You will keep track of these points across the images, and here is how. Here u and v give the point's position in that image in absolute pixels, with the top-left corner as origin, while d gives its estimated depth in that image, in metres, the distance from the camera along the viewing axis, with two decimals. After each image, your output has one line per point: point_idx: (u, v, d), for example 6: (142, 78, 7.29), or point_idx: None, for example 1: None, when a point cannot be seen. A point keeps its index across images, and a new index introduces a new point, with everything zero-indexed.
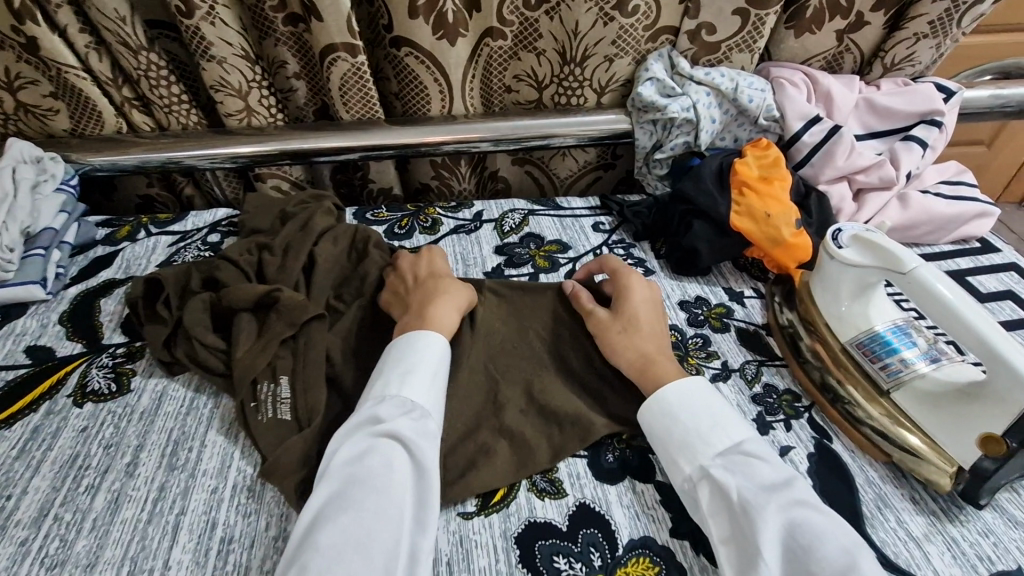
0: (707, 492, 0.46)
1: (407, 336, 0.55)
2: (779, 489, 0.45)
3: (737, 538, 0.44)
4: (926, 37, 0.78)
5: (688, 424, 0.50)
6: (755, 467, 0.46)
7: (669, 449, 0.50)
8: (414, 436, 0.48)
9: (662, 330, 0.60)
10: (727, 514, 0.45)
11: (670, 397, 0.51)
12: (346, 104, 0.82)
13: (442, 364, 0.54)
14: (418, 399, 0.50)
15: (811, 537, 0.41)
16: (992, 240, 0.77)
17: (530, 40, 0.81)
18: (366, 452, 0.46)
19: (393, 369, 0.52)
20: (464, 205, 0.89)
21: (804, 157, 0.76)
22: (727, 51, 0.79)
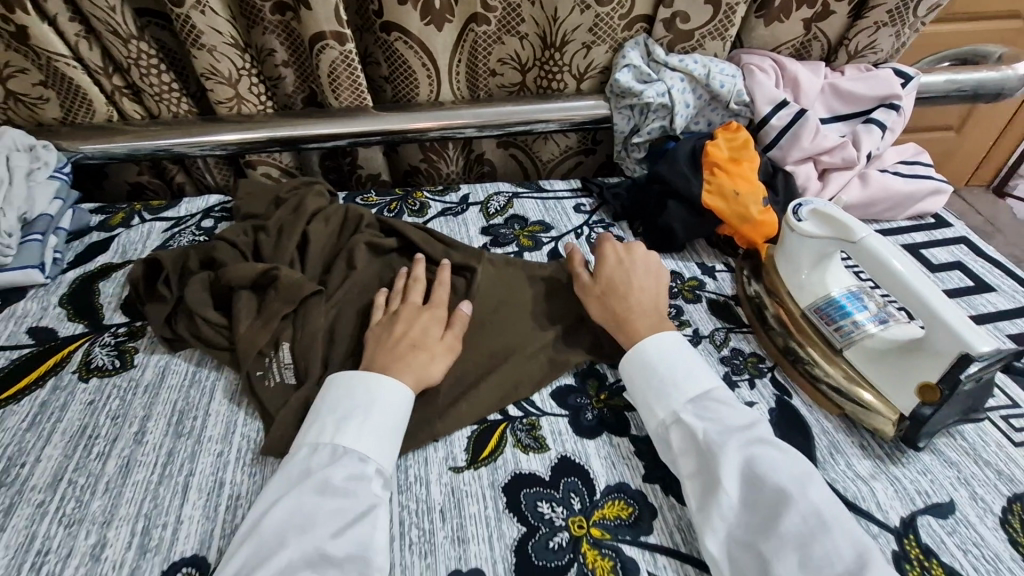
0: (677, 434, 0.52)
1: (346, 377, 0.55)
2: (742, 430, 0.50)
3: (701, 477, 0.49)
4: (884, 25, 0.82)
5: (664, 372, 0.55)
6: (722, 410, 0.52)
7: (646, 396, 0.55)
8: (345, 485, 0.48)
9: (660, 281, 0.66)
10: (695, 453, 0.50)
11: (650, 350, 0.57)
12: (334, 91, 0.85)
13: (386, 403, 0.53)
14: (351, 442, 0.51)
15: (766, 469, 0.47)
16: (946, 216, 0.82)
17: (513, 25, 0.84)
18: (289, 502, 0.46)
19: (328, 415, 0.52)
20: (451, 189, 0.92)
21: (773, 139, 0.80)
22: (700, 39, 0.83)
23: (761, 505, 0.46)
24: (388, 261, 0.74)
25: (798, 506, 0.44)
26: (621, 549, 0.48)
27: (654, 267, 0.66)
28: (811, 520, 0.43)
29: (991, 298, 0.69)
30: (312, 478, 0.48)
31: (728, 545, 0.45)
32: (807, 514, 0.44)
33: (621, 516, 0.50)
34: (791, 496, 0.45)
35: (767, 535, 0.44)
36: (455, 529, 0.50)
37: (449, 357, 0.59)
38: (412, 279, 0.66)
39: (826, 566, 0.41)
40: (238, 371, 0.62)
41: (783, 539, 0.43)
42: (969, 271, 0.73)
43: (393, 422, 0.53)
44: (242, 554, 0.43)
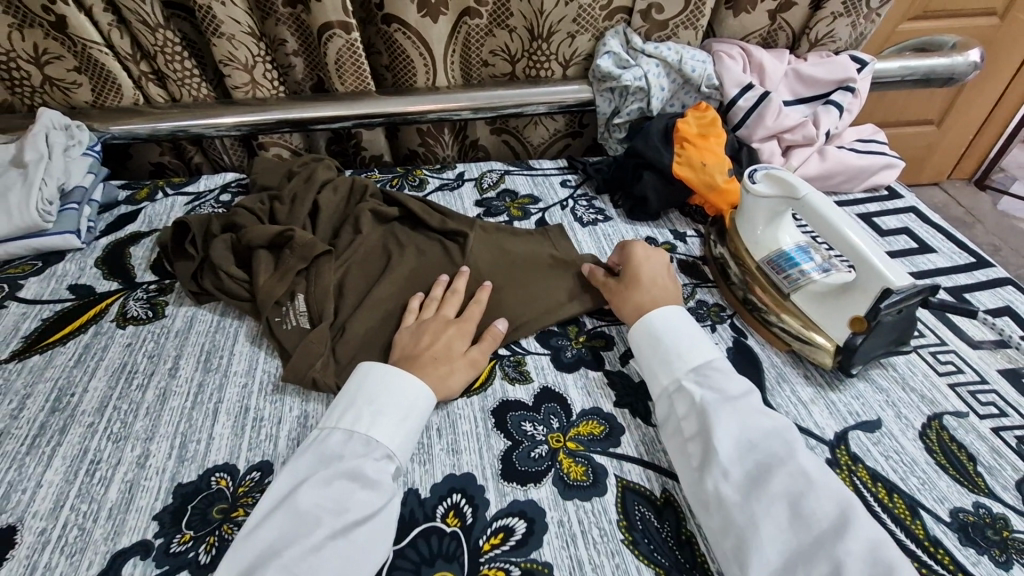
0: (680, 399, 0.56)
1: (385, 372, 0.57)
2: (737, 399, 0.54)
3: (699, 440, 0.52)
4: (840, 15, 0.91)
5: (669, 344, 0.60)
6: (722, 377, 0.56)
7: (653, 365, 0.60)
8: (373, 474, 0.51)
9: (676, 280, 0.70)
10: (694, 416, 0.54)
11: (656, 321, 0.62)
12: (341, 77, 0.94)
13: (418, 405, 0.56)
14: (383, 437, 0.53)
15: (756, 438, 0.51)
16: (898, 189, 0.90)
17: (503, 18, 0.92)
18: (321, 480, 0.49)
19: (366, 404, 0.55)
20: (448, 167, 1.00)
21: (740, 119, 0.88)
22: (673, 28, 0.91)
23: (751, 466, 0.49)
24: (391, 228, 0.82)
25: (789, 467, 0.48)
26: (593, 458, 0.56)
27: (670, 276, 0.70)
28: (799, 480, 0.47)
29: (932, 258, 0.77)
30: (342, 462, 0.51)
31: (722, 499, 0.48)
32: (796, 476, 0.47)
33: (594, 433, 0.58)
34: (779, 458, 0.49)
35: (758, 491, 0.47)
36: (449, 443, 0.58)
37: (471, 369, 0.61)
38: (451, 291, 0.69)
39: (814, 522, 0.45)
40: (259, 318, 0.70)
41: (775, 495, 0.47)
42: (915, 235, 0.81)
43: (420, 424, 0.56)
44: (272, 528, 0.46)
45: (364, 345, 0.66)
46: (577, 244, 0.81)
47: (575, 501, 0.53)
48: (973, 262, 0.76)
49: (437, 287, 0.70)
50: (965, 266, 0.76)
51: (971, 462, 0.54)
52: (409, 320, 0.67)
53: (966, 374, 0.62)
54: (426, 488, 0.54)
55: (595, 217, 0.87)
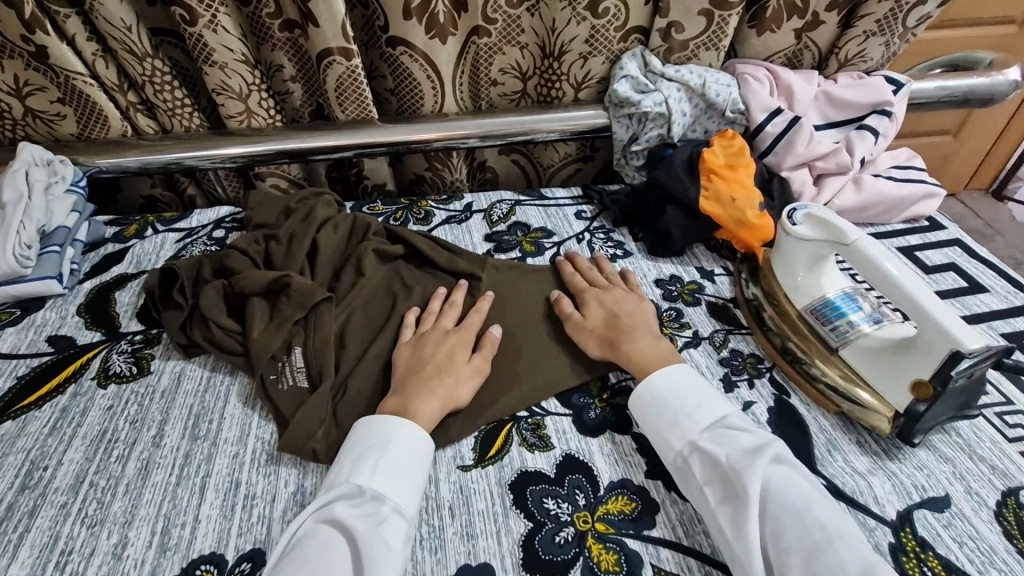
0: (698, 463, 0.51)
1: (368, 420, 0.54)
2: (762, 451, 0.49)
3: (728, 508, 0.47)
4: (872, 34, 0.85)
5: (676, 404, 0.55)
6: (740, 437, 0.51)
7: (661, 429, 0.54)
8: (356, 524, 0.47)
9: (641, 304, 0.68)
10: (720, 480, 0.49)
11: (658, 381, 0.57)
12: (341, 103, 0.88)
13: (408, 443, 0.53)
14: (369, 481, 0.50)
15: (798, 504, 0.46)
16: (940, 219, 0.84)
17: (513, 36, 0.86)
18: (310, 540, 0.46)
19: (348, 455, 0.52)
20: (455, 197, 0.94)
21: (768, 145, 0.82)
22: (695, 49, 0.85)
23: (790, 539, 0.44)
24: (396, 267, 0.76)
25: (805, 519, 0.45)
26: (625, 542, 0.50)
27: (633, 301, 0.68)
28: (815, 532, 0.44)
29: (985, 298, 0.71)
30: (327, 516, 0.48)
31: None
32: (813, 527, 0.44)
33: (625, 511, 0.52)
34: (797, 511, 0.45)
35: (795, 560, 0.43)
36: (463, 525, 0.51)
37: (477, 380, 0.60)
38: (449, 304, 0.68)
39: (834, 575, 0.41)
40: (253, 376, 0.64)
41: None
42: (964, 272, 0.75)
43: (413, 460, 0.52)
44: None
45: (368, 406, 0.60)
46: None
47: None
48: None
49: (435, 299, 0.69)
50: (1023, 308, 0.70)
51: None
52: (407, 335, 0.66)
53: None
54: None
55: (614, 251, 0.81)
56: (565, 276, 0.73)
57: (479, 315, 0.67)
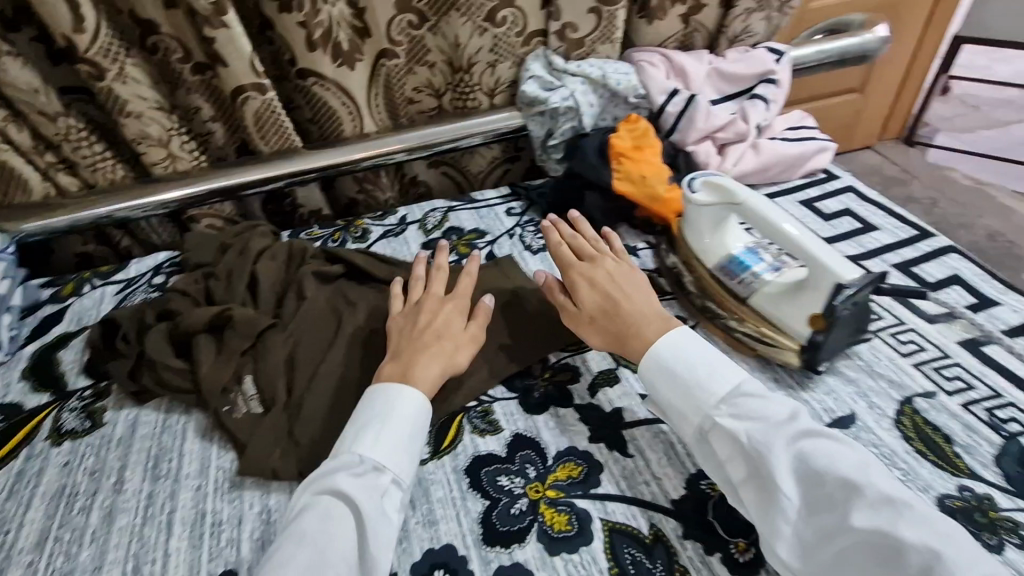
0: (718, 440, 0.51)
1: (371, 391, 0.57)
2: (786, 425, 0.49)
3: (755, 482, 0.48)
4: (752, 11, 0.93)
5: (688, 376, 0.54)
6: (758, 407, 0.50)
7: (676, 402, 0.54)
8: (359, 496, 0.50)
9: (637, 273, 0.66)
10: (741, 457, 0.49)
11: (663, 354, 0.56)
12: (263, 138, 0.90)
13: (408, 418, 0.55)
14: (370, 454, 0.52)
15: (852, 481, 0.45)
16: (834, 170, 0.92)
17: (421, 55, 0.91)
18: (315, 512, 0.49)
19: (350, 426, 0.55)
20: (389, 213, 0.97)
21: (672, 124, 0.88)
22: (591, 45, 0.91)
23: (859, 523, 0.43)
24: (338, 286, 0.79)
25: (865, 496, 0.44)
26: (576, 503, 0.54)
27: (629, 272, 0.66)
28: (880, 509, 0.43)
29: (877, 236, 0.78)
30: (331, 489, 0.50)
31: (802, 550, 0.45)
32: (875, 503, 0.43)
33: (573, 475, 0.56)
34: (855, 487, 0.44)
35: (857, 541, 0.43)
36: (425, 514, 0.54)
37: (473, 346, 0.64)
38: (436, 270, 0.71)
39: (903, 555, 0.41)
40: (208, 411, 0.66)
41: (860, 538, 0.43)
42: (857, 215, 0.82)
43: (411, 431, 0.55)
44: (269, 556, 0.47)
45: (322, 420, 0.62)
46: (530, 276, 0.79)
47: (562, 556, 0.50)
48: (916, 234, 0.78)
49: (420, 264, 0.72)
50: (909, 239, 0.77)
51: (947, 444, 0.54)
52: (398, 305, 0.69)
53: (928, 351, 0.62)
54: (406, 569, 0.51)
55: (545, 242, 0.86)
56: (551, 245, 0.70)
57: (469, 278, 0.70)
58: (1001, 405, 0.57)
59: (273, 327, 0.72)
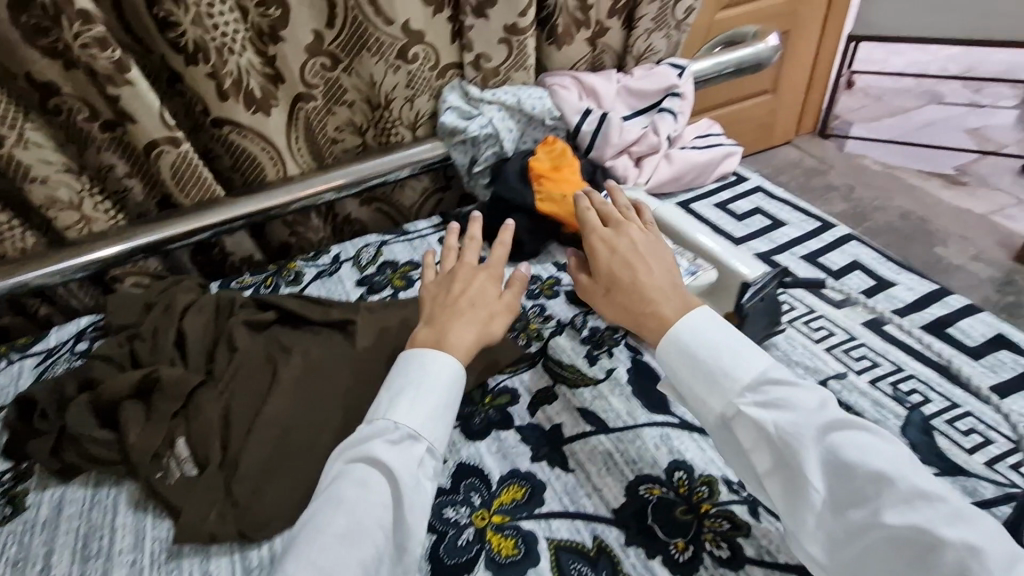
0: (742, 429, 0.50)
1: (413, 354, 0.58)
2: (817, 416, 0.47)
3: (781, 476, 0.48)
4: (653, 30, 0.99)
5: (709, 362, 0.52)
6: (788, 397, 0.49)
7: (697, 388, 0.52)
8: (396, 465, 0.51)
9: (660, 247, 0.62)
10: (767, 447, 0.49)
11: (682, 335, 0.53)
12: (181, 188, 0.89)
13: (443, 387, 0.56)
14: (406, 422, 0.54)
15: (882, 474, 0.44)
16: (744, 171, 0.98)
17: (338, 95, 0.92)
18: (354, 477, 0.51)
19: (387, 393, 0.56)
20: (322, 252, 0.97)
21: (589, 142, 0.92)
22: (506, 73, 0.93)
23: (889, 519, 0.42)
24: (272, 333, 0.78)
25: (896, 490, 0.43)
26: (521, 526, 0.54)
27: (652, 247, 0.62)
28: (910, 502, 0.42)
29: (786, 231, 0.83)
30: (370, 457, 0.52)
31: (831, 545, 0.45)
32: (904, 496, 0.43)
33: (516, 497, 0.57)
34: (885, 481, 0.44)
35: (886, 537, 0.43)
36: None
37: (508, 315, 0.65)
38: (469, 239, 0.71)
39: (934, 550, 0.41)
40: (140, 479, 0.63)
41: (889, 534, 0.42)
42: (767, 213, 0.87)
43: (447, 400, 0.56)
44: (309, 517, 0.49)
45: (261, 475, 0.61)
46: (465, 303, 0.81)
47: None
48: (819, 226, 0.84)
49: (453, 235, 0.73)
50: (814, 231, 0.83)
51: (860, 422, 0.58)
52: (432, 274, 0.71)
53: (838, 335, 0.66)
54: None
55: None
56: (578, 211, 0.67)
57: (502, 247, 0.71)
58: (903, 378, 0.61)
59: (204, 384, 0.70)
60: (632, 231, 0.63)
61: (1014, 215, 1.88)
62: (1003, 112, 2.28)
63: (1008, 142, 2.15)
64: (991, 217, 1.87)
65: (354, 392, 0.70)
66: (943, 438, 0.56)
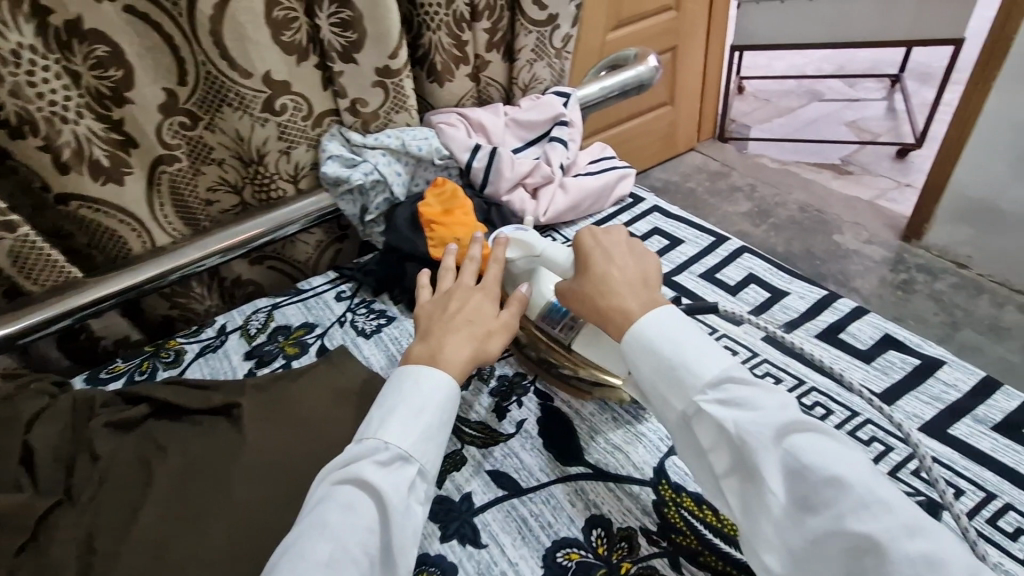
0: (702, 427, 0.49)
1: (408, 375, 0.55)
2: (779, 417, 0.46)
3: (741, 475, 0.47)
4: (534, 61, 0.98)
5: (675, 358, 0.50)
6: (750, 396, 0.47)
7: (661, 385, 0.51)
8: (385, 488, 0.49)
9: (649, 257, 0.61)
10: (726, 446, 0.48)
11: (648, 331, 0.52)
12: (30, 276, 0.77)
13: (437, 407, 0.54)
14: (398, 443, 0.51)
15: (839, 479, 0.42)
16: (639, 192, 0.98)
17: (204, 154, 0.85)
18: (340, 500, 0.48)
19: (379, 411, 0.54)
20: (206, 324, 0.88)
21: (482, 178, 0.89)
22: (387, 116, 0.90)
23: (850, 527, 0.41)
24: (146, 430, 0.69)
25: (852, 497, 0.42)
26: None
27: (642, 257, 0.60)
28: (867, 507, 0.41)
29: (683, 249, 0.84)
30: (358, 480, 0.49)
31: (791, 558, 0.43)
32: (861, 500, 0.41)
33: None
34: (842, 486, 0.42)
35: (844, 542, 0.41)
36: None
37: (506, 333, 0.62)
38: (467, 258, 0.68)
39: (890, 557, 0.39)
40: None
41: (850, 541, 0.41)
42: (665, 233, 0.87)
43: (441, 421, 0.54)
44: (291, 543, 0.46)
45: None
46: (370, 368, 0.75)
47: None
48: (713, 241, 0.85)
49: (449, 255, 0.70)
50: (709, 247, 0.84)
51: None
52: (426, 296, 0.67)
53: (741, 354, 0.66)
54: None
55: (378, 322, 0.82)
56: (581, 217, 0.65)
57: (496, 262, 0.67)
58: (805, 391, 0.62)
59: (60, 503, 0.61)
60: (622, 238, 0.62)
61: (896, 197, 2.03)
62: (874, 104, 2.49)
63: (881, 131, 2.34)
64: (877, 201, 2.01)
65: (242, 484, 0.62)
66: None
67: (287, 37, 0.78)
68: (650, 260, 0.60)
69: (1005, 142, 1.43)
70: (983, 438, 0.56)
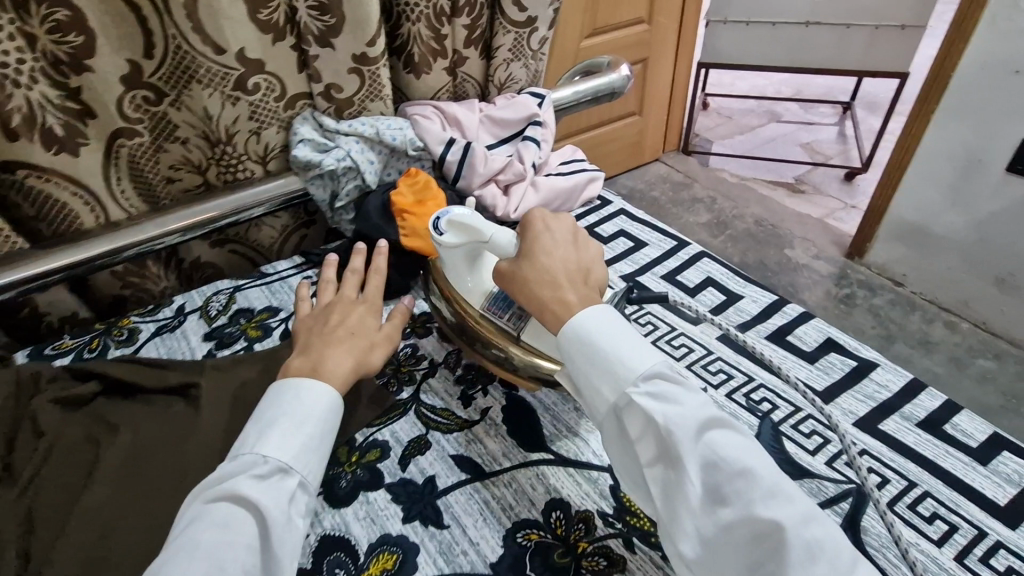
0: (633, 419, 0.50)
1: (292, 386, 0.53)
2: (702, 415, 0.48)
3: (663, 465, 0.48)
4: (511, 60, 0.99)
5: (609, 353, 0.51)
6: (677, 393, 0.49)
7: (595, 379, 0.52)
8: (263, 502, 0.46)
9: (590, 253, 0.62)
10: (653, 439, 0.49)
11: (585, 327, 0.53)
12: None
13: (319, 416, 0.52)
14: (277, 454, 0.49)
15: (750, 473, 0.45)
16: (608, 196, 1.01)
17: (168, 130, 0.82)
18: (213, 519, 0.44)
19: (255, 426, 0.51)
20: (163, 303, 0.85)
21: (455, 172, 0.91)
22: (361, 103, 0.90)
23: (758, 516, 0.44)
24: (94, 410, 0.66)
25: (760, 491, 0.45)
26: None
27: (583, 251, 0.62)
28: (773, 498, 0.44)
29: (646, 251, 0.87)
30: (233, 495, 0.46)
31: (703, 547, 0.46)
32: (767, 492, 0.45)
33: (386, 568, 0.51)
34: (752, 480, 0.45)
35: (750, 530, 0.44)
36: None
37: (389, 345, 0.64)
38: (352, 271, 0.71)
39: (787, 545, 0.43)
40: None
41: (755, 529, 0.44)
42: (630, 235, 0.91)
43: (326, 428, 0.52)
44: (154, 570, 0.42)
45: None
46: None
47: None
48: (675, 245, 0.88)
49: (331, 267, 0.72)
50: (670, 250, 0.87)
51: None
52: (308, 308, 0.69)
53: (696, 351, 0.70)
54: None
55: None
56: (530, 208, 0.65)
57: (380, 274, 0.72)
58: (754, 388, 0.66)
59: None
60: (568, 232, 0.62)
61: (844, 217, 2.15)
62: (827, 128, 2.64)
63: (832, 154, 2.48)
64: (826, 220, 2.13)
65: (196, 468, 0.61)
66: (791, 442, 0.60)
67: (264, 15, 0.77)
68: (589, 253, 0.62)
69: (940, 169, 1.54)
70: (907, 433, 0.62)
